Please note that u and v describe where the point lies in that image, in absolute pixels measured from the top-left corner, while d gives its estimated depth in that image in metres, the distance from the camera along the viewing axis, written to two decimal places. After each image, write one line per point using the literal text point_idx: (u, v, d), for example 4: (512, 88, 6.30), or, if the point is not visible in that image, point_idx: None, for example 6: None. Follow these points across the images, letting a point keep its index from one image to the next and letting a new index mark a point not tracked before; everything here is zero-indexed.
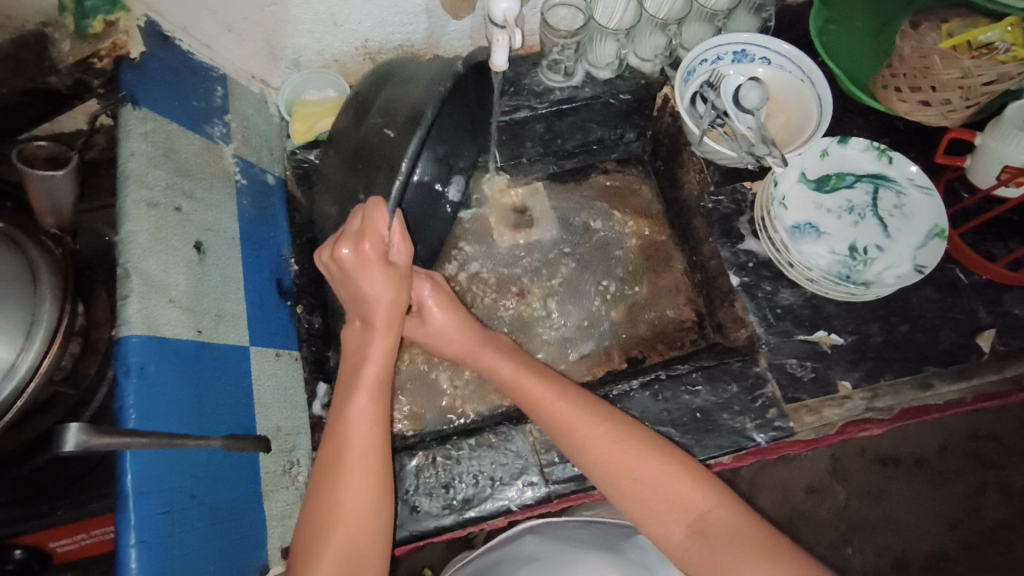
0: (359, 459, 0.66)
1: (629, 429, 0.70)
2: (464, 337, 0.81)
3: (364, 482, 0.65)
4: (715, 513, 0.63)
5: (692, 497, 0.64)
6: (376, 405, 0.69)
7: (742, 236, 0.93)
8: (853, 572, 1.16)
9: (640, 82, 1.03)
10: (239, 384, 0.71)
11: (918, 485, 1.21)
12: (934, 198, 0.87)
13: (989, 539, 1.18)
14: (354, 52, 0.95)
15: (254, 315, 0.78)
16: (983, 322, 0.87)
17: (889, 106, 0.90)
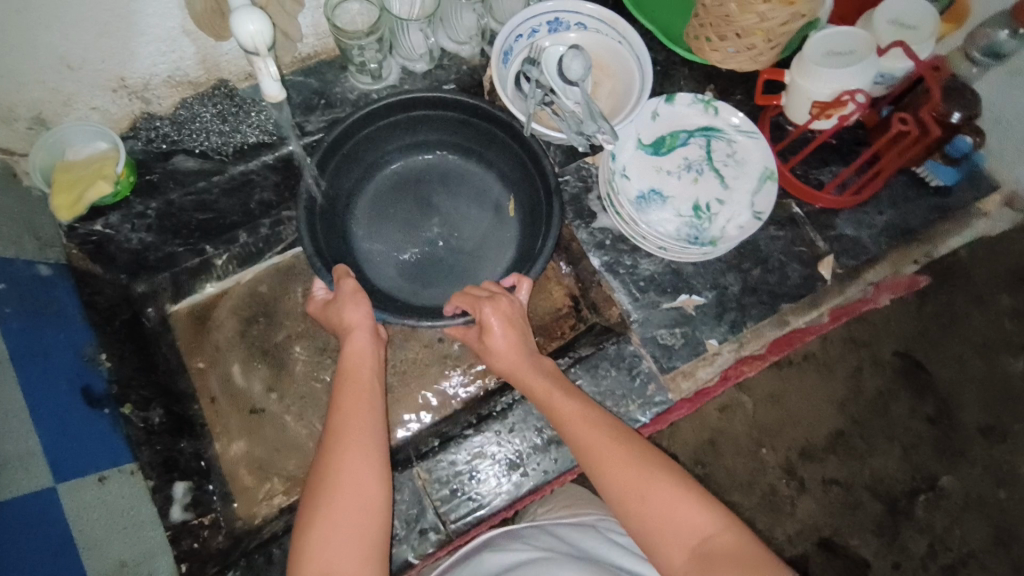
0: (354, 446, 0.63)
1: (617, 429, 0.67)
2: (516, 360, 0.75)
3: (363, 473, 0.61)
4: (722, 536, 0.57)
5: (698, 517, 0.59)
6: (372, 404, 0.68)
7: (594, 214, 0.90)
8: (768, 471, 1.18)
9: (462, 68, 0.95)
10: (51, 533, 0.62)
11: (809, 380, 1.20)
12: (760, 140, 0.88)
13: (872, 408, 1.19)
14: (114, 95, 0.79)
15: (55, 444, 0.66)
16: (822, 250, 0.91)
17: (703, 57, 0.89)
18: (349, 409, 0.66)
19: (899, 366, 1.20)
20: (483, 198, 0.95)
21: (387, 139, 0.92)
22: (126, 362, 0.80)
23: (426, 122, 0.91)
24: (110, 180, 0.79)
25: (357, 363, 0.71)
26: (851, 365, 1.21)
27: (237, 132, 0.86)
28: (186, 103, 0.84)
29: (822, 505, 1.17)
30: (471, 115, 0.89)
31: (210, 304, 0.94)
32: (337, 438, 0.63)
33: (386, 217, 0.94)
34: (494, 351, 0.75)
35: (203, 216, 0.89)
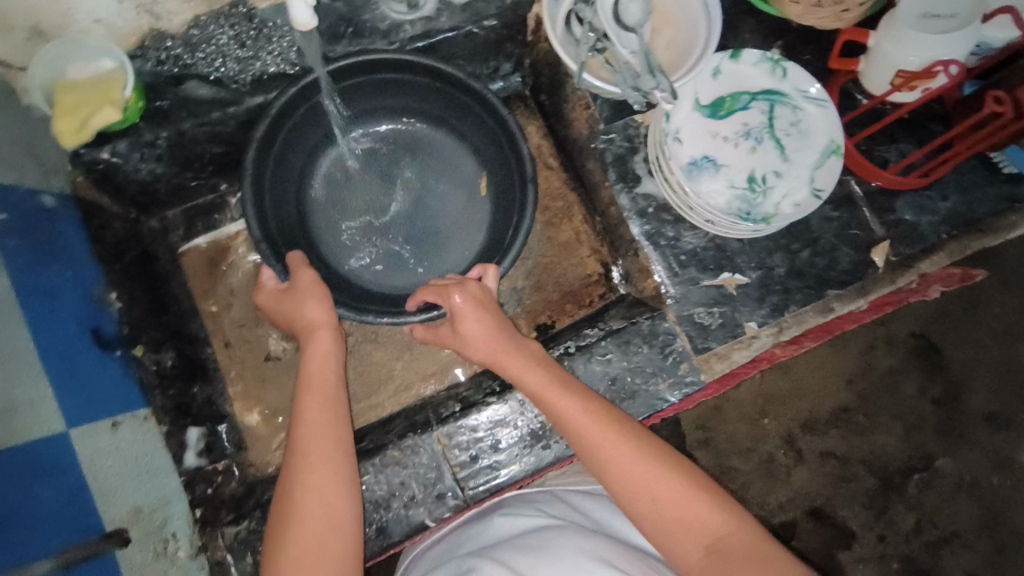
0: (318, 462, 0.62)
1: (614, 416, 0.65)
2: (499, 346, 0.72)
3: (327, 490, 0.60)
4: (730, 530, 0.56)
5: (709, 517, 0.57)
6: (336, 413, 0.66)
7: (638, 177, 0.84)
8: (768, 442, 1.16)
9: (506, 0, 0.84)
10: (63, 484, 0.59)
11: (821, 354, 1.18)
12: (829, 109, 0.80)
13: (883, 386, 1.17)
14: (119, 6, 0.69)
15: (67, 389, 0.63)
16: (877, 234, 0.85)
17: (780, 8, 0.79)
18: (311, 423, 0.64)
19: (913, 348, 1.17)
20: (454, 172, 0.96)
21: (373, 94, 0.88)
22: (137, 304, 0.77)
23: (411, 88, 0.88)
24: (118, 107, 0.72)
25: (319, 369, 0.69)
26: (864, 342, 1.18)
27: (256, 59, 0.78)
28: (200, 22, 0.74)
29: (817, 475, 1.16)
30: (439, 82, 0.85)
31: (225, 244, 0.90)
32: (300, 455, 0.62)
33: (351, 183, 0.94)
34: (471, 339, 0.73)
35: (216, 147, 0.84)
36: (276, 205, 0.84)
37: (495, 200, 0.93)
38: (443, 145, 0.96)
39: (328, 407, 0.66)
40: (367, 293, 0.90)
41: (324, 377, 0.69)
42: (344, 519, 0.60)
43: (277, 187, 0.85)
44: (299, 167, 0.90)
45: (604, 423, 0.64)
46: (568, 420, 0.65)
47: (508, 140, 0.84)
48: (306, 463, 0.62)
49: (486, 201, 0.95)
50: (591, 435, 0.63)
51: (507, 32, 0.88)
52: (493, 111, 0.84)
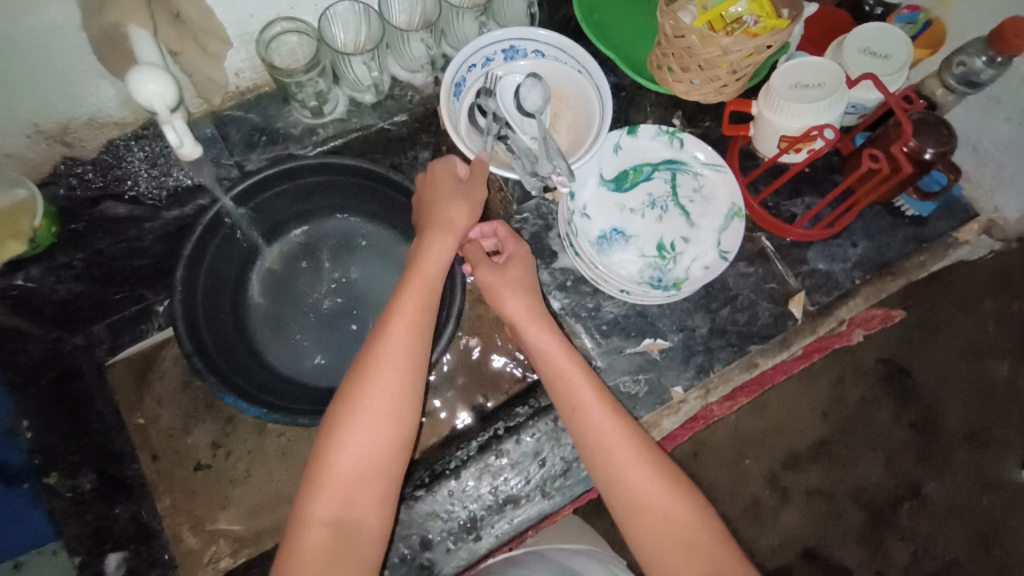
0: (385, 391, 0.63)
1: (642, 441, 0.66)
2: (562, 362, 0.69)
3: (385, 420, 0.62)
4: (702, 536, 0.61)
5: (713, 552, 0.60)
6: (419, 340, 0.65)
7: (554, 253, 0.86)
8: (752, 483, 1.12)
9: (414, 97, 0.89)
10: None
11: (789, 390, 1.14)
12: (727, 174, 0.84)
13: (857, 418, 1.12)
14: (30, 140, 0.72)
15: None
16: (793, 287, 0.87)
17: (667, 87, 0.84)
18: (396, 349, 0.64)
19: (882, 374, 1.12)
20: (392, 261, 0.94)
21: (302, 198, 0.89)
22: (54, 429, 0.81)
23: (343, 189, 0.89)
24: (24, 240, 0.73)
25: (425, 273, 0.69)
26: (833, 372, 1.14)
27: (169, 176, 0.81)
28: (112, 146, 0.78)
29: (805, 515, 1.11)
30: (367, 180, 0.86)
31: (150, 355, 0.87)
32: (369, 381, 0.63)
33: (287, 280, 0.93)
34: (512, 279, 0.74)
35: (137, 262, 0.84)
36: (212, 320, 0.82)
37: None
38: (378, 229, 0.94)
39: (409, 332, 0.65)
40: (309, 388, 0.86)
41: (412, 299, 0.67)
42: (399, 450, 0.62)
43: (211, 303, 0.83)
44: (236, 273, 0.88)
45: (613, 411, 0.66)
46: (575, 409, 0.67)
47: None
48: (378, 388, 0.62)
49: None
50: (614, 454, 0.64)
51: (420, 125, 0.91)
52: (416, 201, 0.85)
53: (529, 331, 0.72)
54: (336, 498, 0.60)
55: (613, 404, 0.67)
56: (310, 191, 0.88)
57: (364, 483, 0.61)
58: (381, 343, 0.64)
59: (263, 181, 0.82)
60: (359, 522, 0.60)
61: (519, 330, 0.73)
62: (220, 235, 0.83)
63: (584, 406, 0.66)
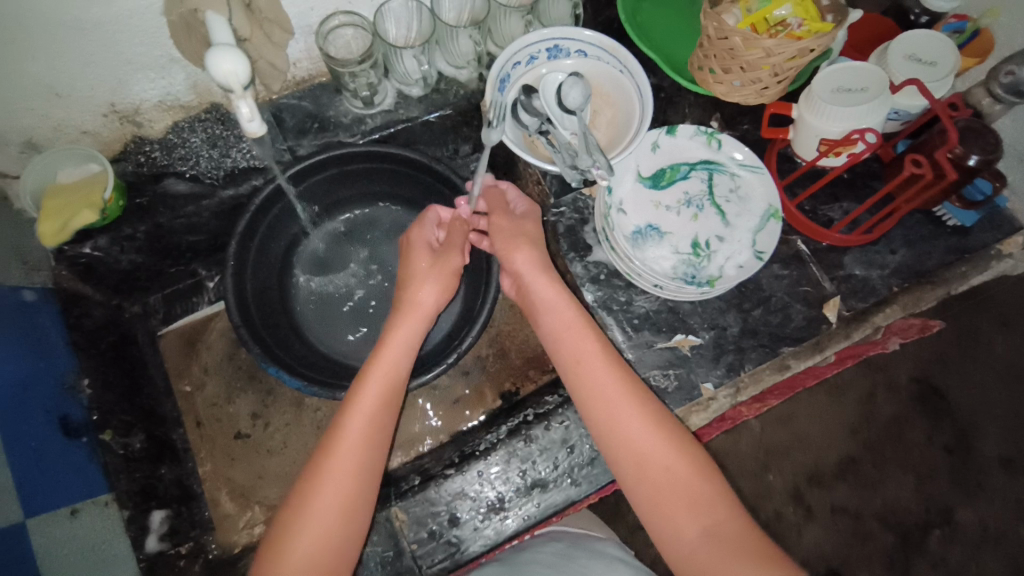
0: (337, 492, 0.60)
1: (641, 393, 0.68)
2: (565, 316, 0.73)
3: (336, 521, 0.59)
4: (701, 489, 0.62)
5: (713, 502, 0.61)
6: (380, 434, 0.64)
7: (589, 247, 0.87)
8: (774, 498, 1.11)
9: (459, 92, 0.92)
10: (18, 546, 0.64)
11: (818, 401, 1.12)
12: (764, 176, 0.85)
13: (886, 435, 1.10)
14: (105, 118, 0.77)
15: (44, 468, 0.69)
16: (828, 291, 0.87)
17: (708, 88, 0.85)
18: (355, 446, 0.62)
19: (915, 393, 1.10)
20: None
21: (348, 185, 0.93)
22: (111, 388, 0.80)
23: (388, 176, 0.93)
24: (96, 209, 0.77)
25: (391, 361, 0.68)
26: (861, 392, 1.12)
27: (228, 157, 0.84)
28: (178, 127, 0.82)
29: (830, 535, 1.09)
30: (411, 169, 0.90)
31: (200, 326, 0.95)
32: (321, 479, 0.60)
33: (330, 262, 0.97)
34: (518, 232, 0.78)
35: (193, 237, 0.91)
36: (260, 295, 0.87)
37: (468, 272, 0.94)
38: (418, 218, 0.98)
39: (372, 425, 0.63)
40: (348, 368, 0.90)
41: (375, 393, 0.65)
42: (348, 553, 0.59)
43: (260, 276, 0.87)
44: (282, 253, 0.92)
45: (609, 358, 0.70)
46: (575, 355, 0.70)
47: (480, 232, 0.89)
48: (337, 477, 0.60)
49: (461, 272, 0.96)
50: (612, 406, 0.66)
51: (464, 118, 0.96)
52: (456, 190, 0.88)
53: (535, 283, 0.76)
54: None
55: (610, 355, 0.70)
56: (356, 178, 0.92)
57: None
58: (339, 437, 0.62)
59: (316, 167, 0.86)
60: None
61: (526, 282, 0.77)
62: (269, 217, 0.87)
63: (586, 358, 0.69)
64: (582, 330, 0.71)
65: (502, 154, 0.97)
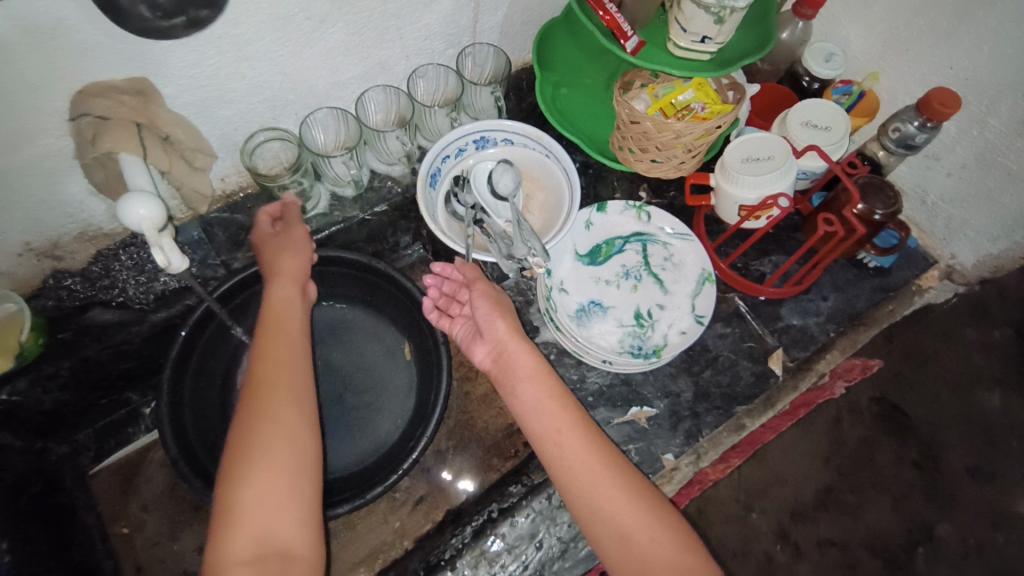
0: (275, 410, 0.66)
1: (623, 467, 0.69)
2: (540, 392, 0.74)
3: (285, 430, 0.65)
4: (689, 561, 0.62)
5: (697, 566, 0.62)
6: (297, 375, 0.70)
7: (536, 328, 0.88)
8: (761, 539, 1.01)
9: (393, 188, 0.94)
10: None
11: (790, 439, 1.04)
12: (694, 243, 0.89)
13: (857, 459, 1.03)
14: (20, 258, 0.74)
15: None
16: (771, 344, 0.90)
17: (629, 165, 0.89)
18: (274, 390, 0.67)
19: (877, 413, 1.04)
20: (378, 344, 0.96)
21: None
22: (35, 546, 0.71)
23: (338, 279, 0.93)
24: (11, 355, 0.73)
25: (287, 317, 0.75)
26: (828, 415, 1.05)
27: (157, 281, 0.82)
28: (100, 256, 0.79)
29: (822, 572, 1.00)
30: (361, 271, 0.92)
31: (137, 458, 0.89)
32: (256, 413, 0.65)
33: None
34: (499, 305, 0.80)
35: (125, 365, 0.87)
36: (199, 417, 0.82)
37: (420, 365, 0.93)
38: (364, 314, 0.97)
39: (289, 368, 0.70)
40: None
41: (282, 347, 0.72)
42: (306, 468, 0.64)
43: (198, 398, 0.83)
44: (223, 370, 0.88)
45: (587, 435, 0.70)
46: (553, 434, 0.71)
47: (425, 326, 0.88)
48: (270, 400, 0.66)
49: (413, 366, 0.94)
50: (589, 480, 0.67)
51: (400, 212, 0.97)
52: (399, 284, 0.89)
53: (517, 351, 0.77)
54: (253, 528, 0.59)
55: (588, 426, 0.72)
56: None
57: (276, 514, 0.61)
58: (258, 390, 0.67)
59: (251, 278, 0.84)
60: (285, 552, 0.59)
61: (507, 353, 0.78)
62: (206, 336, 0.84)
63: (561, 434, 0.70)
64: (559, 403, 0.73)
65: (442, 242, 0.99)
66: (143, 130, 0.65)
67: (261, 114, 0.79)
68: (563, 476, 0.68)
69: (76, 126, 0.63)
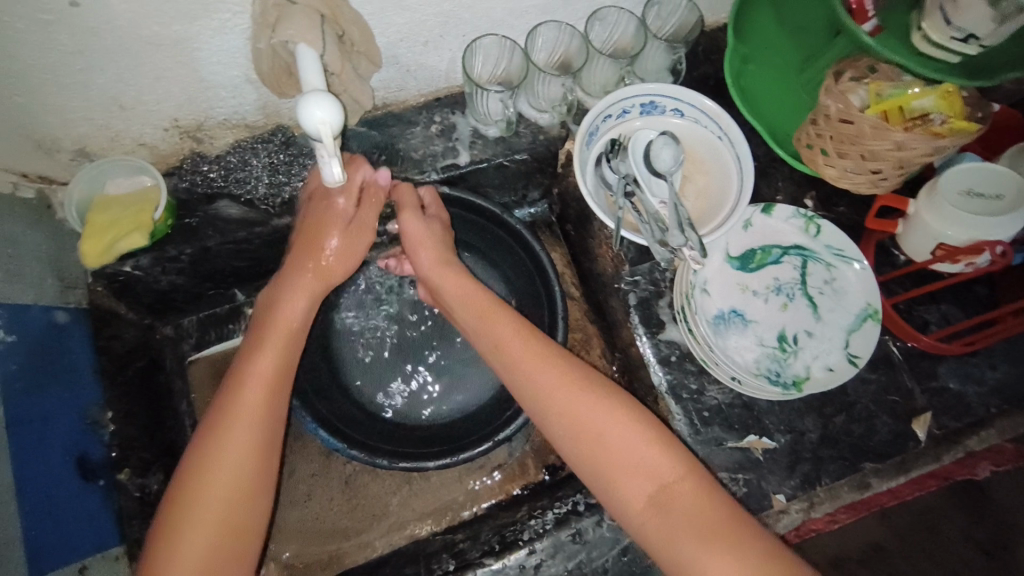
0: (245, 419, 0.58)
1: (588, 377, 0.62)
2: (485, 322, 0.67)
3: (244, 447, 0.57)
4: (658, 461, 0.57)
5: (661, 463, 0.57)
6: (280, 377, 0.61)
7: (661, 323, 0.81)
8: None
9: (538, 136, 0.86)
10: None
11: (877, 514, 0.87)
12: (866, 270, 0.77)
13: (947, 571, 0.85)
14: (165, 133, 0.72)
15: (44, 520, 0.62)
16: (919, 404, 0.79)
17: (815, 169, 0.77)
18: (249, 391, 0.59)
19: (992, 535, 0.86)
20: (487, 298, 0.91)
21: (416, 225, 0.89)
22: (133, 421, 0.74)
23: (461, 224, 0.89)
24: (144, 231, 0.71)
25: (306, 282, 0.65)
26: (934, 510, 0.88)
27: (287, 185, 0.78)
28: (238, 146, 0.76)
29: None
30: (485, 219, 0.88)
31: (235, 356, 0.90)
32: (227, 419, 0.58)
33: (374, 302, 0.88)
34: (431, 234, 0.71)
35: (239, 262, 0.84)
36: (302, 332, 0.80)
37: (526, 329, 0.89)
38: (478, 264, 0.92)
39: (276, 363, 0.61)
40: (388, 430, 0.81)
41: (229, 459, 0.56)
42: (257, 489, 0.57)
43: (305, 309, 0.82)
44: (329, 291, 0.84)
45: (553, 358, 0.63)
46: (517, 365, 0.63)
47: (547, 289, 0.85)
48: (244, 400, 0.59)
49: None
50: (551, 398, 0.61)
51: (540, 165, 0.89)
52: (525, 244, 0.86)
53: (443, 282, 0.71)
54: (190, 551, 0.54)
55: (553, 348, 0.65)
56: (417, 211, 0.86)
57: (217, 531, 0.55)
58: (178, 526, 0.54)
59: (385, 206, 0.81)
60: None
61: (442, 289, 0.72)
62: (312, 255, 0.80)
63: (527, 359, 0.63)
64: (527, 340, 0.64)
65: (576, 205, 0.92)
66: (325, 22, 0.60)
67: (429, 29, 0.71)
68: (536, 410, 0.62)
69: (261, 5, 0.57)
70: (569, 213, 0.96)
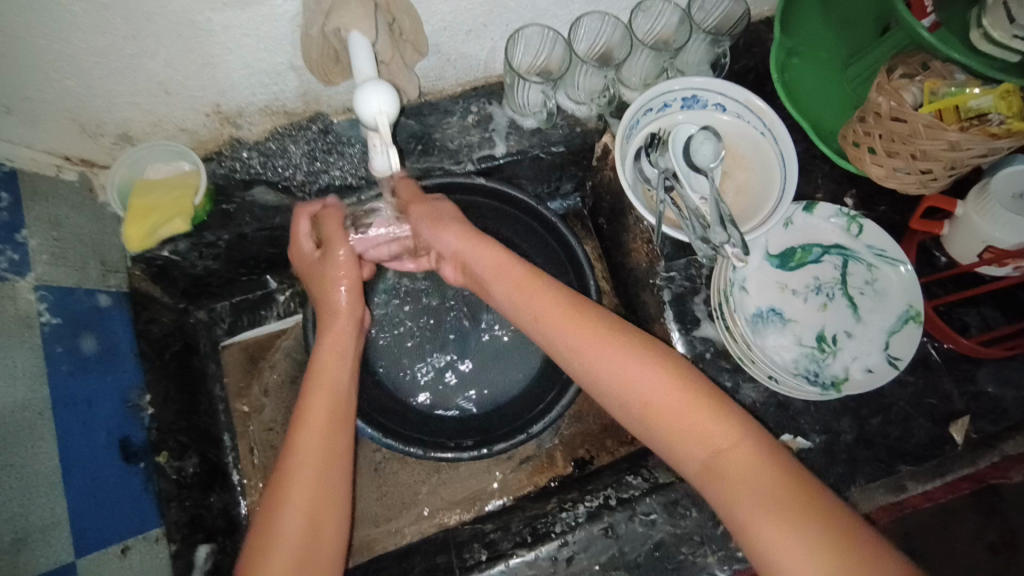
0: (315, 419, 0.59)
1: (639, 347, 0.59)
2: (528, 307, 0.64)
3: (320, 445, 0.58)
4: (713, 428, 0.53)
5: (722, 433, 0.53)
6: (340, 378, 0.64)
7: (697, 320, 0.80)
8: None
9: (576, 129, 0.85)
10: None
11: None
12: (908, 272, 0.76)
13: None
14: (206, 118, 0.72)
15: (90, 502, 0.63)
16: (957, 408, 0.78)
17: (859, 167, 0.76)
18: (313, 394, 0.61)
19: None
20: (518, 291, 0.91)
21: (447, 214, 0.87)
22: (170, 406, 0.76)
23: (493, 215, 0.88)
24: (186, 216, 0.71)
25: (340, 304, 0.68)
26: None
27: (325, 173, 0.78)
28: (277, 133, 0.76)
29: None
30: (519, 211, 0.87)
31: (267, 342, 0.91)
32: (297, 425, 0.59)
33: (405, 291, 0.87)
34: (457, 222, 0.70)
35: (274, 249, 0.85)
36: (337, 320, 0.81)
37: None
38: None
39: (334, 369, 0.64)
40: (421, 420, 0.81)
41: (309, 456, 0.57)
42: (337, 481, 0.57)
43: None
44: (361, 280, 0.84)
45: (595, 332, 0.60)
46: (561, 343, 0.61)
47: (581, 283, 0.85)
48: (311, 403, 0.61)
49: None
50: (598, 376, 0.58)
51: (575, 157, 0.89)
52: (559, 237, 0.86)
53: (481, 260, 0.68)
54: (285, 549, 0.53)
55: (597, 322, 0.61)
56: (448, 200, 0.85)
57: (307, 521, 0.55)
58: (269, 534, 0.53)
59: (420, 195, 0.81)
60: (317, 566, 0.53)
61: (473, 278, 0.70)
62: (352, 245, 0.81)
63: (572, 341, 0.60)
64: (570, 315, 0.61)
65: (609, 199, 0.91)
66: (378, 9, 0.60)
67: (474, 18, 0.70)
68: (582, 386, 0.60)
69: None
70: (601, 207, 0.95)
